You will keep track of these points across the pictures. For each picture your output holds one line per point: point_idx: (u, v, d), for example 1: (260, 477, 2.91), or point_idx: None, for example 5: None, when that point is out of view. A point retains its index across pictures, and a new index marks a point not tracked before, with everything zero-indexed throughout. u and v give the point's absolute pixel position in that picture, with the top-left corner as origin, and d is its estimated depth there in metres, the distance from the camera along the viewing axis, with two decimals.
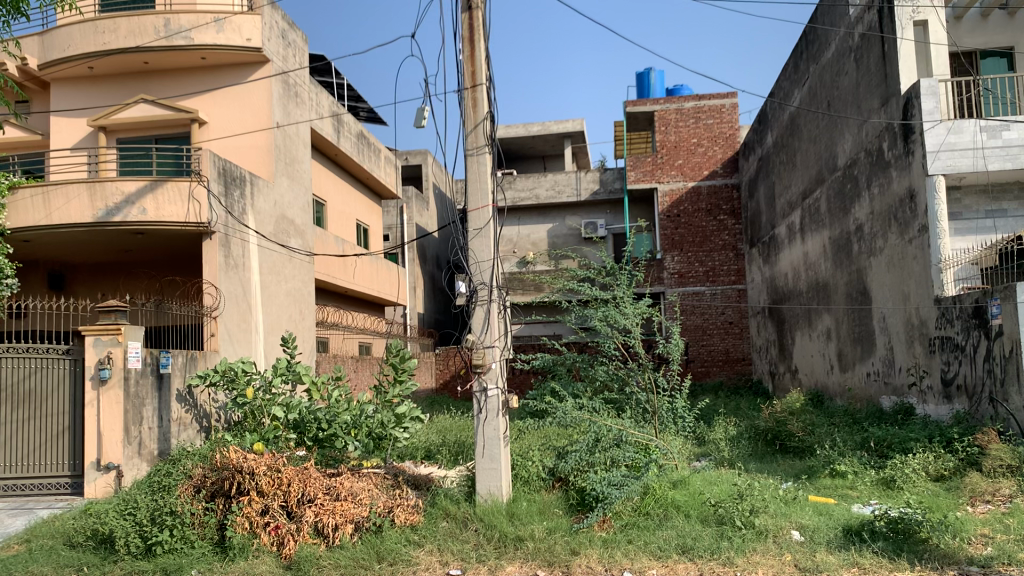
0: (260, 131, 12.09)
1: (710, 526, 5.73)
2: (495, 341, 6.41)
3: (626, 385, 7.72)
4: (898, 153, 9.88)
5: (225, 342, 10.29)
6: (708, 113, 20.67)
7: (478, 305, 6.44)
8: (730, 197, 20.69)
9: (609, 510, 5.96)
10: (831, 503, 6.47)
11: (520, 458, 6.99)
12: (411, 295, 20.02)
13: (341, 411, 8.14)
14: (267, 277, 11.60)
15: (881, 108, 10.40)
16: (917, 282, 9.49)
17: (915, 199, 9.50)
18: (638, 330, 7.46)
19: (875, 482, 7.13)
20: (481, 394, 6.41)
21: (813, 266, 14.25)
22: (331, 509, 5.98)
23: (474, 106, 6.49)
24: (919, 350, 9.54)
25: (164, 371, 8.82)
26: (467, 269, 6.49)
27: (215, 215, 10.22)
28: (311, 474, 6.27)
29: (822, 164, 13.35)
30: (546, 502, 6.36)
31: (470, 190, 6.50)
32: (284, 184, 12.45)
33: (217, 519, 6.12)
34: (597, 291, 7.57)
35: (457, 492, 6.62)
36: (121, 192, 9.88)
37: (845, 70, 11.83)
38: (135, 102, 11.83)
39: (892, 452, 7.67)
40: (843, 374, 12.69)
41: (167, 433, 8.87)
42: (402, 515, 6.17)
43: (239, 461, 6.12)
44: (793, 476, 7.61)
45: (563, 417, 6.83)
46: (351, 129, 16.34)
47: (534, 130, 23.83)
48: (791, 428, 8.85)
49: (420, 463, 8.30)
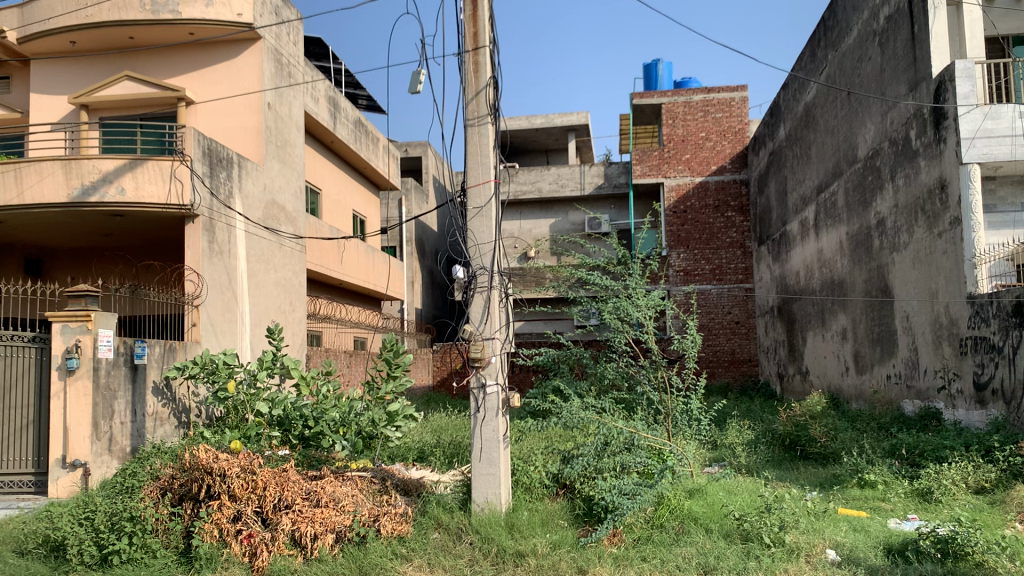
0: (250, 112, 11.44)
1: (734, 543, 5.10)
2: (496, 333, 5.79)
3: (636, 384, 7.06)
4: (928, 140, 9.27)
5: (207, 332, 9.68)
6: (717, 106, 20.06)
7: (477, 292, 5.82)
8: (738, 193, 20.02)
9: (621, 523, 5.37)
10: (865, 516, 5.86)
11: (522, 462, 6.40)
12: (409, 290, 19.44)
13: (330, 408, 7.53)
14: (255, 265, 11.00)
15: (908, 93, 9.80)
16: (947, 278, 8.89)
17: (946, 189, 8.88)
18: (651, 325, 6.88)
19: (908, 493, 6.53)
20: (479, 390, 5.82)
21: (827, 263, 13.64)
22: (311, 517, 5.37)
23: (476, 71, 5.87)
24: (948, 352, 8.92)
25: (140, 361, 8.21)
26: (466, 253, 5.87)
27: (198, 197, 9.59)
28: (290, 477, 5.69)
29: (840, 155, 12.74)
30: (550, 512, 5.77)
31: (470, 165, 5.89)
32: (275, 168, 11.81)
33: (184, 525, 5.52)
34: (607, 281, 6.95)
35: (451, 500, 6.01)
36: (98, 170, 9.24)
37: (869, 56, 11.23)
38: (119, 78, 11.19)
39: (925, 460, 7.05)
40: (859, 377, 12.09)
41: (141, 429, 8.25)
42: (389, 524, 5.56)
43: (209, 461, 5.53)
44: (818, 486, 7.00)
45: (568, 418, 6.20)
46: (348, 115, 15.73)
47: (538, 122, 23.21)
48: (813, 433, 8.25)
49: (412, 466, 7.69)
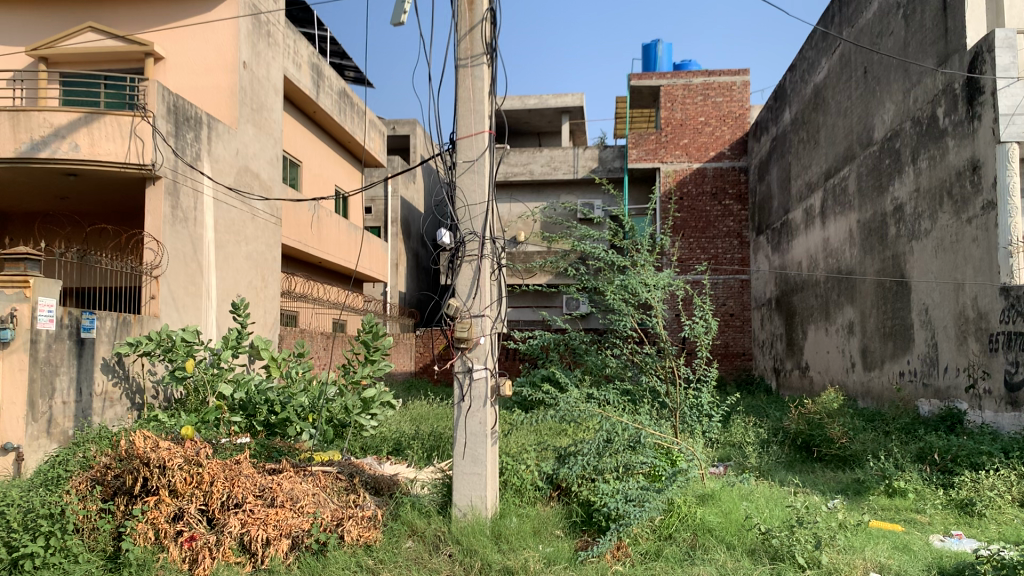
0: (223, 72, 10.62)
1: (761, 564, 4.32)
2: (486, 309, 5.01)
3: (642, 373, 6.28)
4: (958, 118, 8.53)
5: (168, 306, 8.82)
6: (718, 90, 19.30)
7: (466, 261, 5.03)
8: (736, 180, 19.31)
9: (626, 534, 4.62)
10: (901, 531, 5.11)
11: (511, 460, 5.68)
12: (393, 273, 18.68)
13: (298, 392, 6.89)
14: (223, 236, 10.14)
15: (937, 69, 9.06)
16: (976, 268, 8.17)
17: (978, 171, 8.13)
18: (662, 307, 6.06)
19: (946, 505, 5.76)
20: (465, 376, 5.02)
21: (834, 252, 12.91)
22: (263, 519, 4.58)
23: (470, 4, 5.07)
24: (974, 348, 8.19)
25: (87, 335, 7.44)
26: (453, 215, 5.08)
27: (160, 156, 8.74)
28: (242, 472, 4.90)
29: (853, 138, 12.01)
30: (543, 520, 5.02)
31: (461, 112, 5.08)
32: (249, 133, 10.99)
33: (114, 524, 4.75)
34: (613, 257, 6.13)
35: (428, 502, 5.23)
36: (49, 124, 8.35)
37: (890, 30, 10.49)
38: (82, 30, 10.25)
39: (959, 467, 6.31)
40: (867, 373, 11.40)
41: (87, 410, 7.43)
42: (354, 530, 4.77)
43: (147, 450, 4.75)
44: (838, 493, 6.27)
45: (566, 411, 5.43)
46: (332, 85, 14.88)
47: (530, 103, 22.43)
48: (831, 434, 7.52)
49: (387, 460, 6.88)
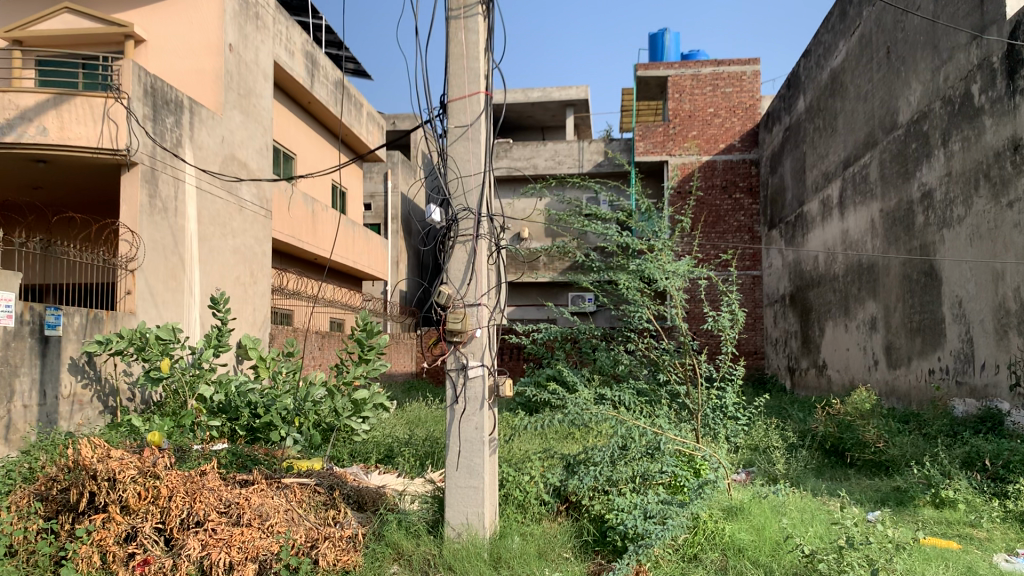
0: (207, 54, 10.02)
1: None
2: (482, 298, 4.39)
3: (660, 372, 5.66)
4: (996, 96, 7.89)
5: (145, 301, 8.20)
6: (728, 80, 18.67)
7: (459, 243, 4.41)
8: (747, 172, 18.52)
9: (647, 557, 3.98)
10: (958, 549, 4.48)
11: (513, 470, 5.06)
12: (393, 269, 18.08)
13: (283, 394, 6.28)
14: (207, 229, 9.55)
15: (971, 43, 8.44)
16: (1018, 256, 7.52)
17: (1019, 150, 7.47)
18: (681, 298, 5.41)
19: (1005, 518, 5.11)
20: (458, 375, 4.39)
21: (854, 243, 12.26)
22: (226, 540, 3.90)
23: None
24: (1016, 343, 7.52)
25: (52, 332, 6.82)
26: (445, 190, 4.46)
27: (136, 141, 8.12)
28: (205, 485, 4.24)
29: (874, 123, 11.37)
30: (550, 540, 4.40)
31: (453, 71, 4.46)
32: (236, 119, 10.37)
33: (55, 548, 4.13)
34: (627, 239, 5.47)
35: (418, 520, 4.63)
36: (15, 106, 7.74)
37: (917, 5, 9.87)
38: (59, 11, 9.62)
39: (1012, 474, 5.65)
40: (891, 371, 10.74)
41: (52, 414, 6.83)
42: (331, 554, 4.11)
43: (94, 462, 4.13)
44: (878, 504, 5.64)
45: (575, 415, 4.78)
46: (328, 74, 14.27)
47: (534, 96, 21.81)
48: (865, 437, 6.90)
49: (375, 469, 6.24)
